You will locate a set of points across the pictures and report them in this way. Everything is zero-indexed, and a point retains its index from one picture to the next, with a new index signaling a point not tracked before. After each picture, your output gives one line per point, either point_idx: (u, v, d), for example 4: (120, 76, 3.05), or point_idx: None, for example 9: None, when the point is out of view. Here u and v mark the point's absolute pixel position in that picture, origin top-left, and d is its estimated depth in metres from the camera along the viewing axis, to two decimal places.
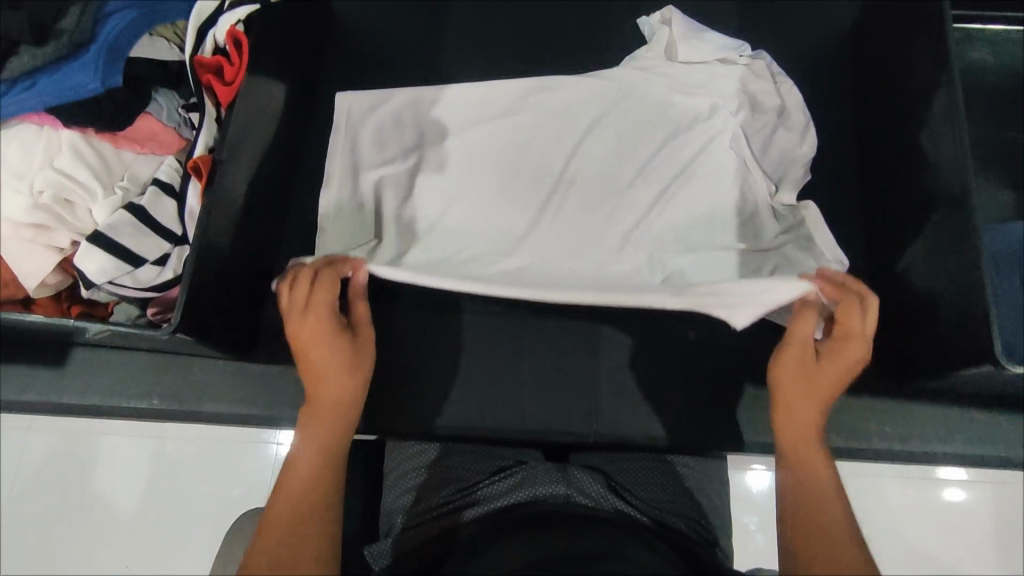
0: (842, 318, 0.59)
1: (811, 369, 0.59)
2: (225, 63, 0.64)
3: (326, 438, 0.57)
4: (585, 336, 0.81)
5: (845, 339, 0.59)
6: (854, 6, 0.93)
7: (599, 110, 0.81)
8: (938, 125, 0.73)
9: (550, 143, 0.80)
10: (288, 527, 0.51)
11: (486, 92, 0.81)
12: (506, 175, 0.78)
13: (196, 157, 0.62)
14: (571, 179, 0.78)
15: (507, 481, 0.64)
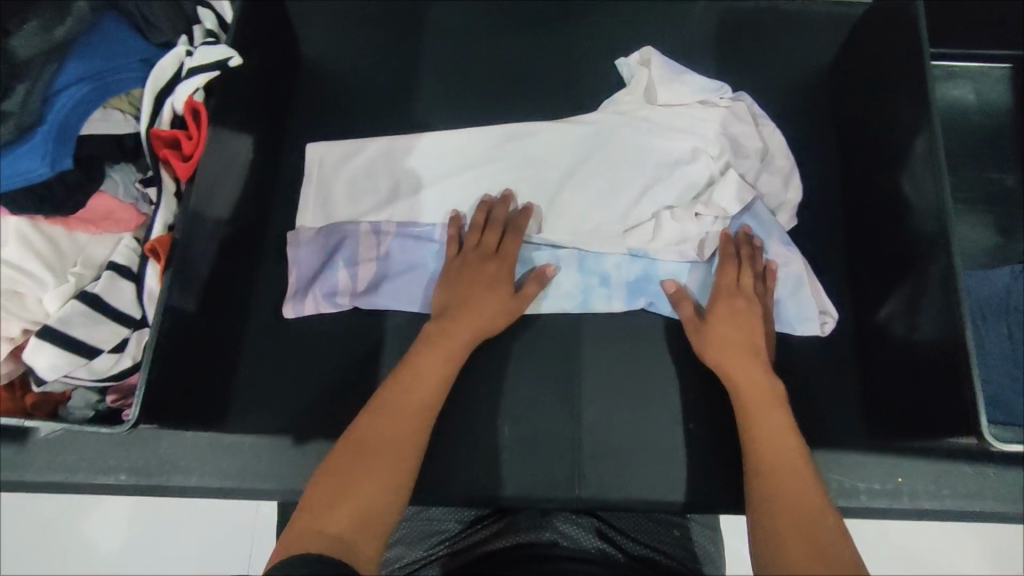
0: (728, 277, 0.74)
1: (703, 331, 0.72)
2: (184, 137, 0.62)
3: (438, 361, 0.69)
4: (569, 394, 0.79)
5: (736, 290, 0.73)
6: (835, 45, 0.92)
7: (587, 149, 0.81)
8: (921, 174, 0.71)
9: (534, 187, 0.80)
10: (396, 418, 0.63)
11: (470, 138, 0.82)
12: None
13: (153, 239, 0.59)
14: (554, 223, 0.79)
15: (489, 527, 0.71)
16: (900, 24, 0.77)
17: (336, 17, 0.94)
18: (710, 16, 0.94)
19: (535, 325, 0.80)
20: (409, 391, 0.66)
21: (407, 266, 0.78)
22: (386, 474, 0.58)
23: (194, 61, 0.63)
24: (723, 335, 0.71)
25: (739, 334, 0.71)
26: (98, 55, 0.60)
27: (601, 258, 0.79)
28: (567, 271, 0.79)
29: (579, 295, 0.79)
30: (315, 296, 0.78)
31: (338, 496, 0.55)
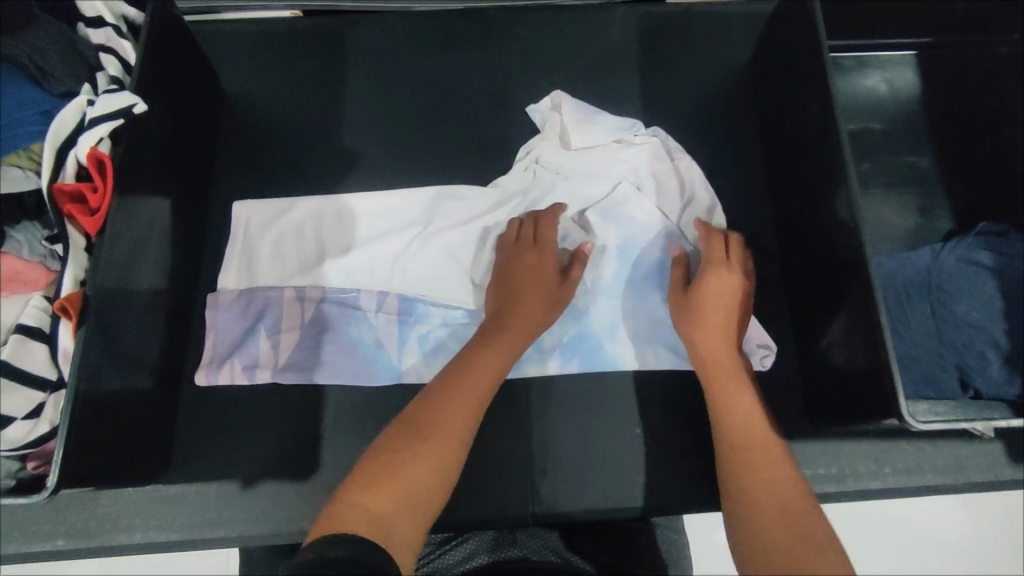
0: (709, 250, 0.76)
1: (687, 302, 0.74)
2: (89, 190, 0.60)
3: (496, 355, 0.71)
4: (515, 410, 0.79)
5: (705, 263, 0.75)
6: (750, 45, 0.95)
7: (510, 207, 0.82)
8: (831, 166, 0.74)
9: (461, 242, 0.81)
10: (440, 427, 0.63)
11: (390, 202, 0.83)
12: (425, 280, 0.80)
13: (64, 296, 0.57)
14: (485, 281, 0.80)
15: (470, 543, 0.72)
16: (801, 22, 0.79)
17: (257, 51, 0.94)
18: (630, 23, 0.95)
19: None
20: (467, 385, 0.67)
21: (336, 345, 0.78)
22: (438, 463, 0.60)
23: (96, 111, 0.61)
24: (705, 309, 0.73)
25: (716, 305, 0.73)
26: None
27: None
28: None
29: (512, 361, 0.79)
30: (233, 368, 0.77)
31: (376, 487, 0.56)
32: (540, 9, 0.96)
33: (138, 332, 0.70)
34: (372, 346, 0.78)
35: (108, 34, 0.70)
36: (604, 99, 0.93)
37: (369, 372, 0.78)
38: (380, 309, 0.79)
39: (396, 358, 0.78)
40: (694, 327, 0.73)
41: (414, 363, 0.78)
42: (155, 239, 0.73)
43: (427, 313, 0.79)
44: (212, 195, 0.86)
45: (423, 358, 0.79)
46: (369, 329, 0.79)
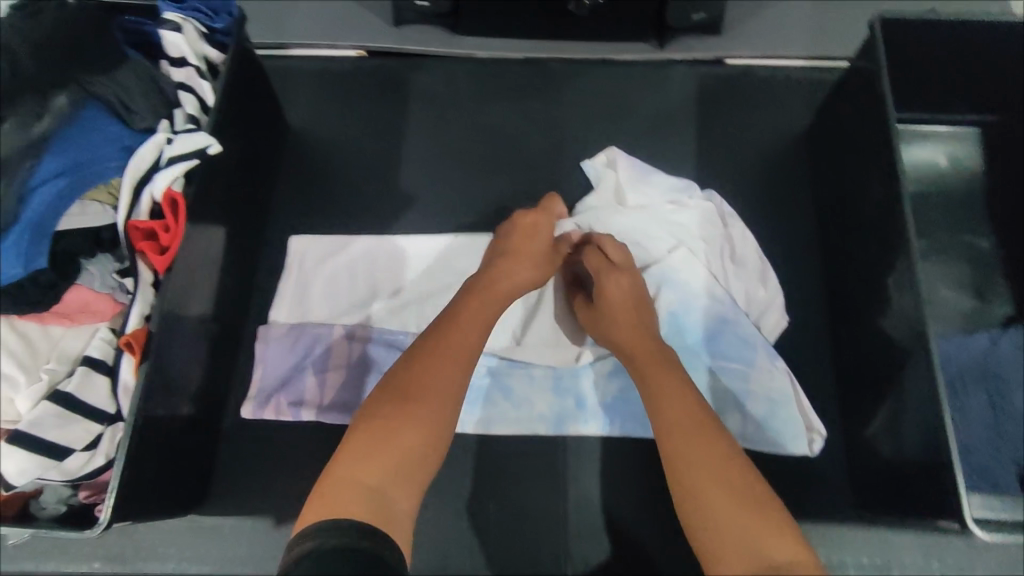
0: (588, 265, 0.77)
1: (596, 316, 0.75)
2: (161, 230, 0.62)
3: (488, 309, 0.69)
4: (552, 467, 0.79)
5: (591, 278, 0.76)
6: (806, 115, 0.96)
7: None
8: (889, 247, 0.73)
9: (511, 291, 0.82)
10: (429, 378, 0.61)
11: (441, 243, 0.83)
12: None
13: (128, 333, 0.59)
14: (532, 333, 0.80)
15: None
16: (867, 96, 0.79)
17: (322, 89, 0.97)
18: (687, 86, 0.97)
19: (509, 427, 0.79)
20: (451, 342, 0.64)
21: None
22: (425, 428, 0.59)
23: (175, 150, 0.63)
24: (612, 312, 0.73)
25: (620, 309, 0.73)
26: (76, 147, 0.60)
27: (577, 381, 0.79)
28: (543, 392, 0.79)
29: (553, 418, 0.79)
30: (278, 403, 0.77)
31: (369, 458, 0.56)
32: (597, 62, 0.98)
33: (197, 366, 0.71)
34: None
35: (188, 73, 0.72)
36: (658, 158, 0.94)
37: None
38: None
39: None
40: (603, 330, 0.74)
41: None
42: (212, 274, 0.73)
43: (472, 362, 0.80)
44: (269, 227, 0.89)
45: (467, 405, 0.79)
46: None
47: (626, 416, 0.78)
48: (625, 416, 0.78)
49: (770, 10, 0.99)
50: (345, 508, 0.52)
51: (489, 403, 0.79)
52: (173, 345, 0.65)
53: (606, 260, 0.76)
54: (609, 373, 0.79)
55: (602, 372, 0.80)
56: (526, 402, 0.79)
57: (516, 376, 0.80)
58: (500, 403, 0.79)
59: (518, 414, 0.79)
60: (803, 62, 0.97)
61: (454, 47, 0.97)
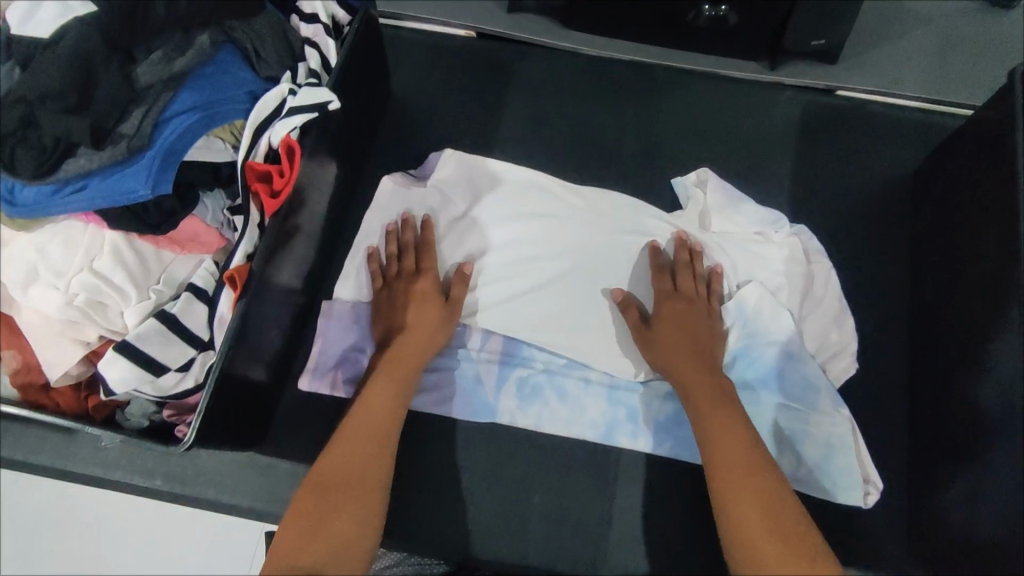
0: (659, 284, 0.80)
1: (651, 337, 0.76)
2: (276, 174, 0.64)
3: (392, 386, 0.73)
4: (603, 466, 0.80)
5: (659, 302, 0.78)
6: (912, 158, 0.93)
7: (638, 266, 0.83)
8: (995, 303, 0.71)
9: (581, 291, 0.82)
10: (351, 463, 0.67)
11: (526, 232, 0.84)
12: (544, 319, 0.81)
13: (233, 267, 0.61)
14: (597, 334, 0.80)
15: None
16: (992, 149, 0.76)
17: (429, 62, 0.98)
18: (793, 110, 0.96)
19: (558, 429, 0.79)
20: (355, 439, 0.69)
21: (438, 373, 0.81)
22: (351, 528, 0.63)
23: (297, 101, 0.66)
24: (664, 335, 0.76)
25: (675, 334, 0.76)
26: (210, 86, 0.64)
27: (633, 395, 0.80)
28: (596, 398, 0.80)
29: (603, 426, 0.79)
30: (334, 378, 0.80)
31: (304, 544, 0.60)
32: (703, 74, 0.98)
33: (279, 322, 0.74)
34: (471, 380, 0.81)
35: (316, 30, 0.75)
36: (751, 177, 0.93)
37: (467, 402, 0.80)
38: (483, 348, 0.81)
39: (493, 396, 0.80)
40: (654, 350, 0.76)
41: (509, 404, 0.80)
42: (308, 228, 0.76)
43: (530, 357, 0.81)
44: (359, 189, 0.91)
45: (519, 400, 0.80)
46: (475, 359, 0.81)
47: (680, 438, 0.79)
48: (679, 435, 0.79)
49: (890, 45, 0.96)
50: None
51: (542, 402, 0.80)
52: (264, 295, 0.68)
53: (672, 283, 0.79)
54: (665, 395, 0.79)
55: (660, 390, 0.80)
56: (578, 405, 0.80)
57: (577, 371, 0.81)
58: (554, 404, 0.80)
59: (569, 416, 0.80)
60: (917, 103, 0.95)
61: (562, 39, 0.98)
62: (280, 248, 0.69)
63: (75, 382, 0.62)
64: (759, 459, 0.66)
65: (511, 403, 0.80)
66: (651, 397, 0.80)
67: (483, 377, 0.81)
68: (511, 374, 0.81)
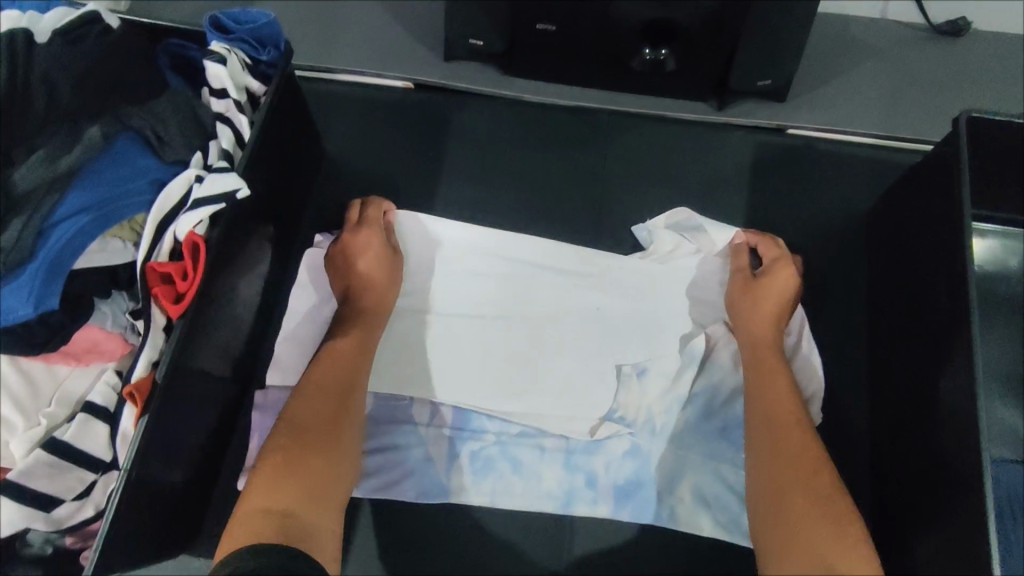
0: (766, 246, 0.78)
1: (755, 287, 0.76)
2: (178, 275, 0.59)
3: (368, 341, 0.72)
4: (554, 550, 0.74)
5: (772, 261, 0.77)
6: (866, 197, 0.91)
7: (585, 309, 0.79)
8: (955, 363, 0.68)
9: (527, 344, 0.78)
10: (327, 406, 0.66)
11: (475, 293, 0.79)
12: (493, 379, 0.76)
13: (133, 382, 0.56)
14: (545, 389, 0.76)
15: None
16: (942, 198, 0.73)
17: (365, 117, 0.94)
18: (744, 151, 0.93)
19: (515, 504, 0.74)
20: (331, 385, 0.67)
21: (382, 455, 0.75)
22: (331, 469, 0.61)
23: (201, 193, 0.61)
24: (762, 296, 0.75)
25: (773, 296, 0.75)
26: (104, 182, 0.59)
27: (593, 459, 0.75)
28: (553, 466, 0.75)
29: (563, 496, 0.74)
30: None
31: (280, 483, 0.58)
32: (651, 117, 0.94)
33: (197, 420, 0.70)
34: (419, 459, 0.75)
35: (228, 105, 0.69)
36: None
37: (414, 486, 0.74)
38: (432, 421, 0.76)
39: (444, 475, 0.75)
40: (746, 307, 0.75)
41: (462, 481, 0.74)
42: (223, 311, 0.71)
43: (480, 429, 0.76)
44: (294, 257, 0.87)
45: (472, 475, 0.75)
46: (417, 437, 0.75)
47: (638, 505, 0.74)
48: (639, 500, 0.74)
49: (840, 80, 0.93)
50: (260, 533, 0.53)
51: (493, 474, 0.75)
52: (175, 400, 0.64)
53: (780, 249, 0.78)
54: (625, 454, 0.75)
55: (616, 451, 0.75)
56: (529, 472, 0.75)
57: (527, 430, 0.76)
58: (507, 475, 0.75)
59: (526, 489, 0.74)
60: (871, 139, 0.91)
61: (503, 88, 0.94)
62: (191, 343, 0.64)
63: None
64: (803, 429, 0.66)
65: (462, 481, 0.74)
66: (606, 448, 0.75)
67: (431, 453, 0.75)
68: (460, 449, 0.75)
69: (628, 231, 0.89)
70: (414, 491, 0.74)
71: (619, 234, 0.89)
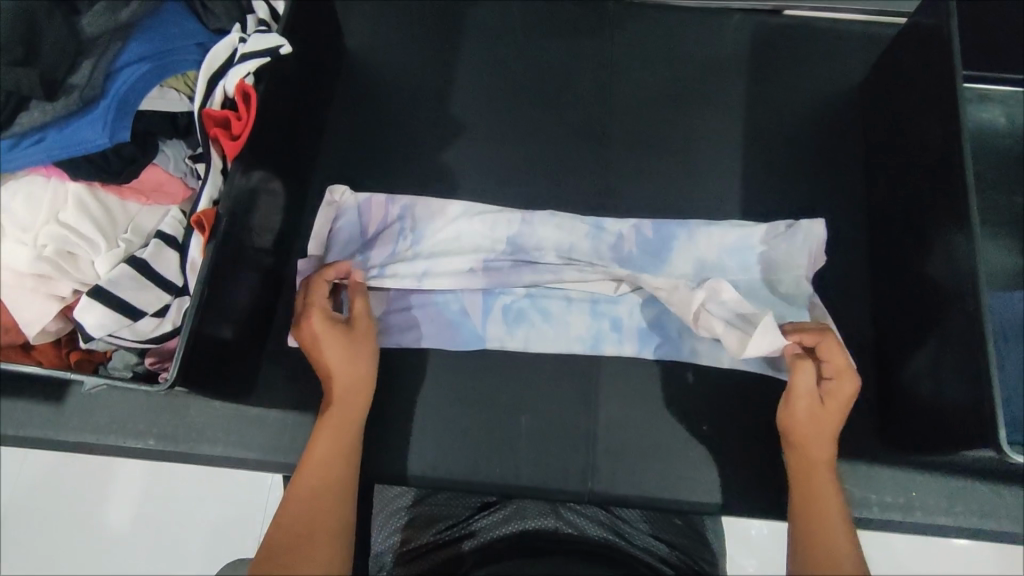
0: (827, 354, 0.68)
1: (820, 407, 0.68)
2: (233, 118, 0.64)
3: (347, 412, 0.70)
4: (582, 386, 0.80)
5: (837, 373, 0.68)
6: (859, 69, 0.95)
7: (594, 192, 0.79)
8: (947, 188, 0.73)
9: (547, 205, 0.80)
10: (322, 477, 0.65)
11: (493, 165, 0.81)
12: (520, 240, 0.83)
13: (199, 211, 0.62)
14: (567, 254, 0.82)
15: (505, 509, 0.70)
16: (930, 46, 0.78)
17: (379, 14, 0.98)
18: (743, 32, 0.97)
19: (547, 348, 0.81)
20: (321, 479, 0.65)
21: (424, 311, 0.82)
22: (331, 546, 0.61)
23: (249, 47, 0.66)
24: (806, 442, 0.68)
25: (823, 446, 0.67)
26: (159, 36, 0.64)
27: (615, 305, 0.82)
28: (580, 313, 0.82)
29: (590, 338, 0.81)
30: None
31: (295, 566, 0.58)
32: (653, 5, 0.98)
33: (247, 278, 0.76)
34: (457, 312, 0.82)
35: None
36: (707, 99, 0.94)
37: (455, 336, 0.81)
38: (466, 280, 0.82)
39: (480, 325, 0.81)
40: (791, 405, 0.68)
41: (497, 330, 0.81)
42: (263, 171, 0.76)
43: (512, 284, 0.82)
44: (321, 142, 0.91)
45: (507, 326, 0.81)
46: (453, 293, 0.82)
47: (659, 339, 0.80)
48: (660, 337, 0.81)
49: None
50: None
51: (526, 326, 0.81)
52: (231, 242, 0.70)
53: (837, 371, 0.68)
54: (645, 300, 0.81)
55: (638, 298, 0.82)
56: (558, 320, 0.81)
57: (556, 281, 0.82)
58: (539, 323, 0.81)
59: (556, 333, 0.81)
60: (862, 15, 0.96)
61: None
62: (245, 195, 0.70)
63: (54, 340, 0.63)
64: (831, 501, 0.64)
65: (498, 329, 0.81)
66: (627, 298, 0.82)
67: (466, 308, 0.82)
68: (493, 304, 0.82)
69: (638, 111, 0.93)
70: (454, 341, 0.81)
71: (628, 110, 0.93)
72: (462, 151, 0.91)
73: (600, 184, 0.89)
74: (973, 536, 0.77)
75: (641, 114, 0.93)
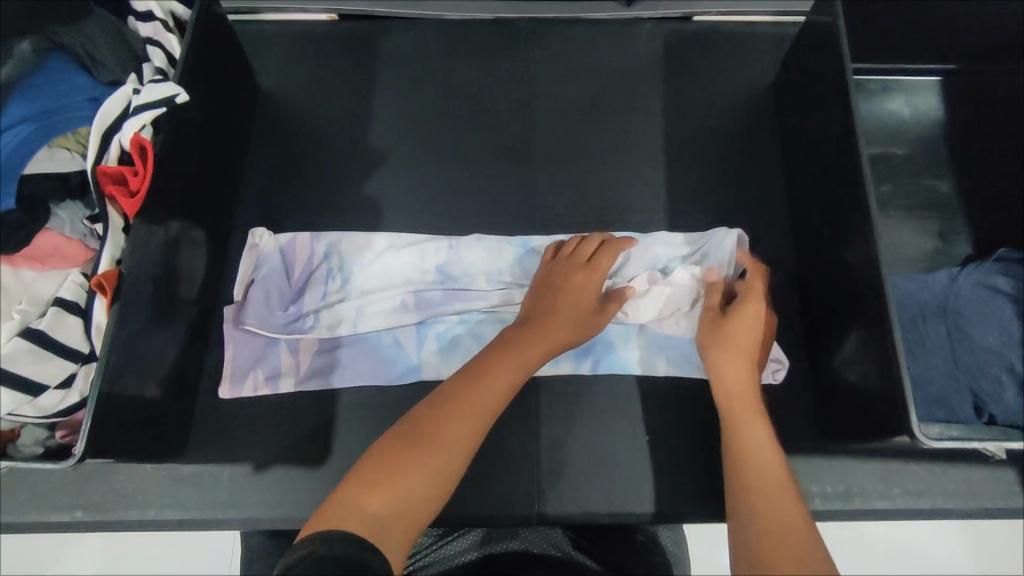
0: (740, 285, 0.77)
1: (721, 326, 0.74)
2: (129, 173, 0.63)
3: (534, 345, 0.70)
4: (523, 409, 0.80)
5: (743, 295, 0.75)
6: (769, 69, 0.98)
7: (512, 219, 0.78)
8: (849, 183, 0.75)
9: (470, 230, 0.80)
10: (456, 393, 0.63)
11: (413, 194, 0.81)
12: (447, 267, 0.83)
13: (99, 274, 0.61)
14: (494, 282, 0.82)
15: (471, 539, 0.72)
16: (825, 46, 0.81)
17: (292, 49, 0.96)
18: (655, 41, 0.99)
19: None
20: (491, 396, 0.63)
21: (356, 347, 0.80)
22: (440, 466, 0.56)
23: (140, 99, 0.64)
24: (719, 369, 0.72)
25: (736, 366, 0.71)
26: (42, 95, 0.62)
27: None
28: None
29: None
30: (255, 378, 0.79)
31: (405, 469, 0.55)
32: (565, 21, 0.99)
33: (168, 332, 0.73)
34: (391, 346, 0.81)
35: (154, 27, 0.73)
36: (625, 109, 0.95)
37: (390, 369, 0.80)
38: (397, 313, 0.81)
39: (415, 356, 0.80)
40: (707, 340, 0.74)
41: (433, 360, 0.80)
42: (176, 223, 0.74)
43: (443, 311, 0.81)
44: (241, 183, 0.89)
45: (442, 355, 0.80)
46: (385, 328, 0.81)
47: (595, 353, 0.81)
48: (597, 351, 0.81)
49: None
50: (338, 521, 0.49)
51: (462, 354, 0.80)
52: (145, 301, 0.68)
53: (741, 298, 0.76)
54: None
55: None
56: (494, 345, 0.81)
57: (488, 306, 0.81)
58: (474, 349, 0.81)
59: None
60: (768, 16, 0.99)
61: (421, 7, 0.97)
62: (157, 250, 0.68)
63: None
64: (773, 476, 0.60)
65: (434, 359, 0.80)
66: None
67: (400, 341, 0.81)
68: (427, 334, 0.81)
69: (558, 128, 0.94)
70: (390, 375, 0.80)
71: (549, 127, 0.94)
72: (385, 182, 0.90)
73: (526, 204, 0.89)
74: (913, 515, 0.79)
75: (562, 130, 0.94)
